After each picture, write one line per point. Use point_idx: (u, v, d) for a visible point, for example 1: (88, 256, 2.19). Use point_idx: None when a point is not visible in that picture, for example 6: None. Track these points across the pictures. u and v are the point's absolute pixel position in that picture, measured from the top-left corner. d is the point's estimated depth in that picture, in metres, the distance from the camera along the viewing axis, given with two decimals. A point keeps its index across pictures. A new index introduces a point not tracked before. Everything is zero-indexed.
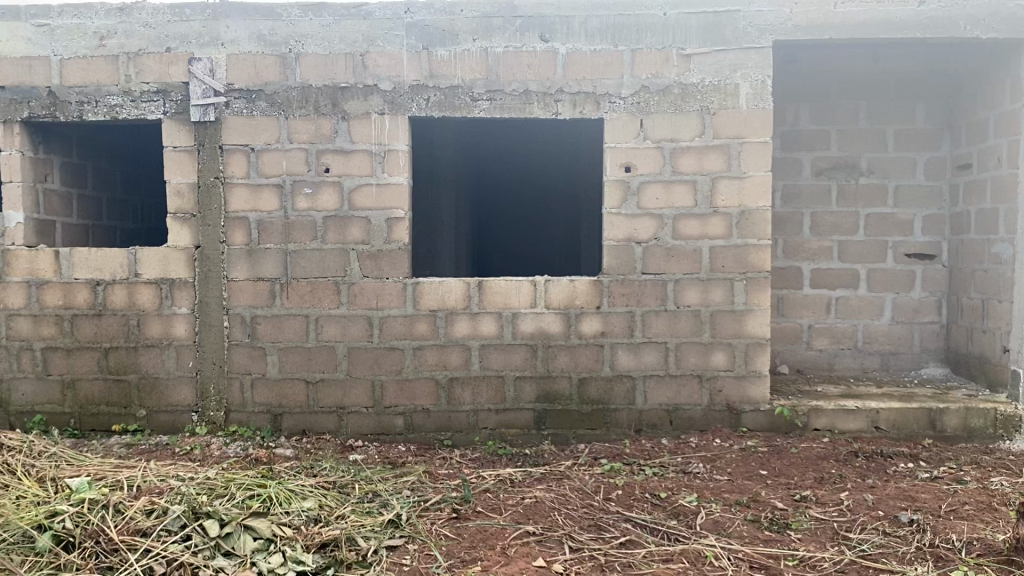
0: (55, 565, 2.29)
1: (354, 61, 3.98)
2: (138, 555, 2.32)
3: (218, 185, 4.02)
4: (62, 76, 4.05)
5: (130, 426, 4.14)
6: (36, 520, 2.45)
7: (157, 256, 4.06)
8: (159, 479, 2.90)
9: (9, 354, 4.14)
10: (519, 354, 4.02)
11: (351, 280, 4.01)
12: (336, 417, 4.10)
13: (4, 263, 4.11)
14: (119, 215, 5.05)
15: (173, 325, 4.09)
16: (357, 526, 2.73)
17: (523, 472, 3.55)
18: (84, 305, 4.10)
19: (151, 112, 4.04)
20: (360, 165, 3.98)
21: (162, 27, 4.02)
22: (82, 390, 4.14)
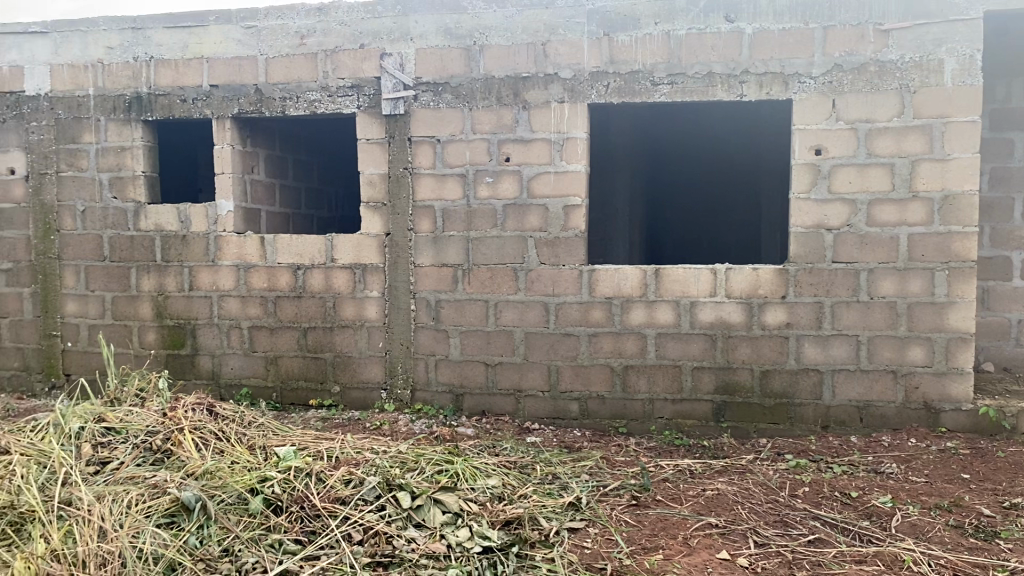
0: (266, 526, 2.47)
1: (536, 50, 4.03)
2: (338, 522, 2.48)
3: (406, 176, 4.20)
4: (268, 75, 4.35)
5: (325, 401, 4.42)
6: (249, 483, 2.64)
7: (351, 242, 4.29)
8: (356, 451, 3.07)
9: (220, 331, 4.51)
10: (698, 344, 3.95)
11: (529, 266, 4.08)
12: (514, 399, 4.19)
13: (217, 248, 4.46)
14: (316, 204, 5.38)
15: (365, 307, 4.32)
16: (539, 506, 2.78)
17: (703, 464, 3.48)
18: (286, 288, 4.40)
19: (347, 107, 4.27)
20: (540, 153, 4.03)
21: (356, 24, 4.24)
22: (283, 366, 4.46)
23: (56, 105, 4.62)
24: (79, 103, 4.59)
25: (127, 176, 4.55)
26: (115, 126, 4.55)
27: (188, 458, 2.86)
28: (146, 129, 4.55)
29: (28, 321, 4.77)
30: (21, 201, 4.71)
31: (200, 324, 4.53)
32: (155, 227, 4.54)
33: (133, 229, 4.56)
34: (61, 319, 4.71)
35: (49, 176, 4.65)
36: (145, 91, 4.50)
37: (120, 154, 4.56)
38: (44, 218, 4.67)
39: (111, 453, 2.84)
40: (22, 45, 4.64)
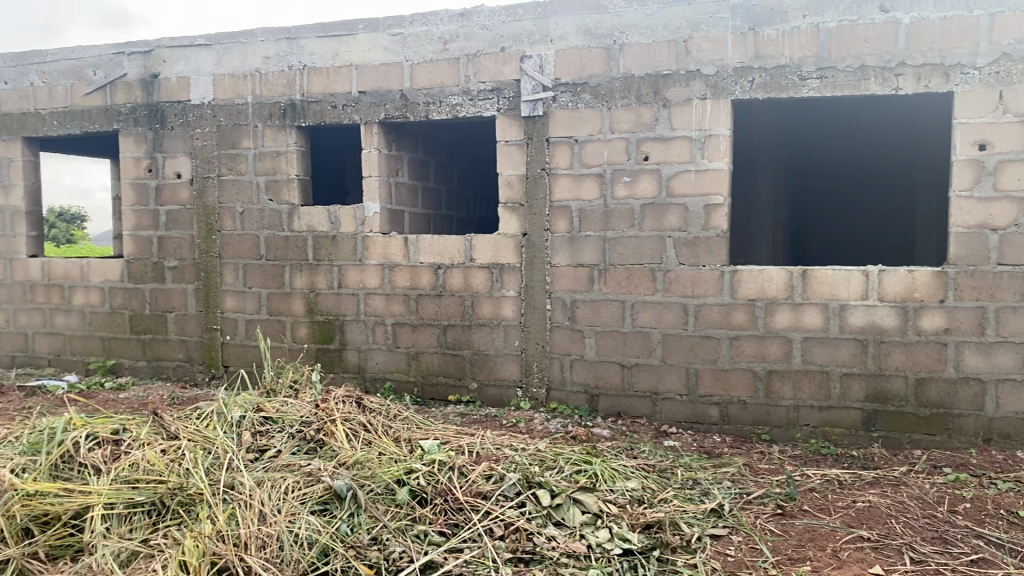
0: (412, 517, 2.55)
1: (678, 47, 3.97)
2: (480, 516, 2.53)
3: (544, 176, 4.23)
4: (413, 80, 4.48)
5: (464, 397, 4.51)
6: (396, 474, 2.73)
7: (490, 242, 4.36)
8: (496, 447, 3.12)
9: (366, 327, 4.69)
10: (847, 349, 3.79)
11: (667, 266, 4.03)
12: (651, 402, 4.14)
13: (363, 248, 4.64)
14: (455, 205, 5.50)
15: (502, 306, 4.38)
16: (679, 511, 2.74)
17: (853, 474, 3.34)
18: (427, 286, 4.52)
19: (487, 109, 4.34)
20: (680, 151, 3.96)
21: (497, 28, 4.31)
22: (424, 362, 4.59)
23: (218, 113, 4.92)
24: (239, 111, 4.87)
25: (282, 179, 4.80)
26: (271, 131, 4.81)
27: (339, 448, 2.99)
28: (299, 134, 4.78)
29: (192, 315, 5.10)
30: (186, 203, 5.04)
31: (347, 320, 4.72)
32: (306, 228, 4.76)
33: (286, 229, 4.80)
34: (220, 314, 5.01)
35: (212, 179, 4.96)
36: (299, 98, 4.73)
37: (275, 158, 4.81)
38: (207, 219, 4.98)
39: (269, 441, 3.00)
40: (189, 58, 4.96)
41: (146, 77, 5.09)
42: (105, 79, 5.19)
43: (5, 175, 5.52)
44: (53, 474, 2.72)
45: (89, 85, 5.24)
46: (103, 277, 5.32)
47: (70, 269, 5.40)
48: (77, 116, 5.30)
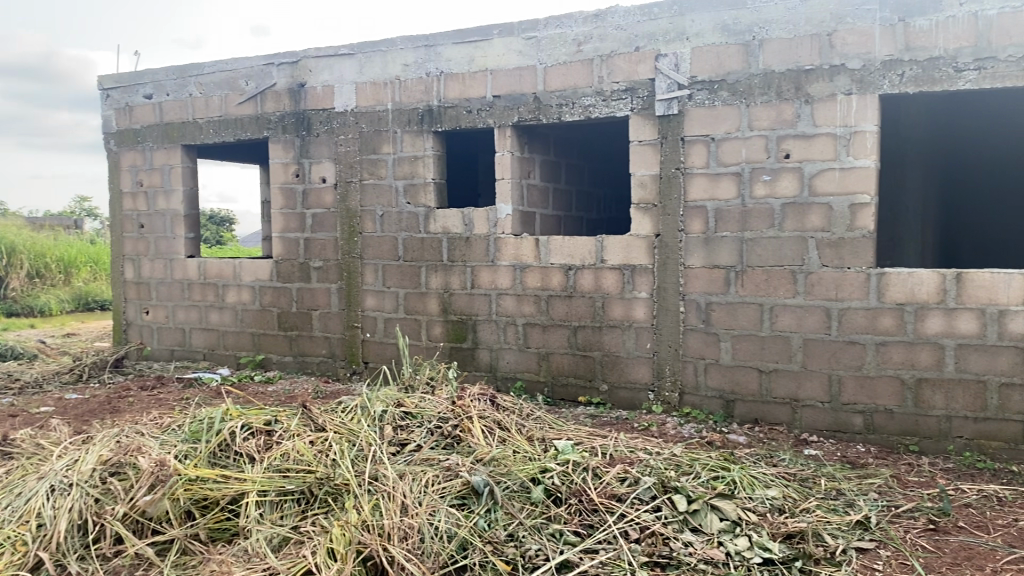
0: (547, 515, 2.57)
1: (821, 42, 3.83)
2: (615, 518, 2.52)
3: (679, 176, 4.17)
4: (546, 82, 4.52)
5: (594, 399, 4.50)
6: (531, 473, 2.77)
7: (622, 243, 4.34)
8: (630, 450, 3.11)
9: (498, 327, 4.75)
10: (1007, 357, 3.55)
11: (809, 269, 3.89)
12: (790, 409, 4.02)
13: (496, 248, 4.71)
14: (586, 206, 5.49)
15: (634, 307, 4.34)
16: (823, 522, 2.65)
17: (1013, 491, 3.13)
18: (559, 287, 4.54)
19: (621, 110, 4.32)
20: (823, 149, 3.82)
21: (632, 28, 4.28)
22: (554, 363, 4.61)
23: (360, 120, 5.11)
24: (379, 117, 5.04)
25: (419, 183, 4.93)
26: (409, 136, 4.95)
27: (475, 444, 3.05)
28: (436, 139, 4.91)
29: (335, 313, 5.32)
30: (330, 206, 5.27)
31: (480, 320, 4.81)
32: (442, 230, 4.87)
33: (423, 231, 4.93)
34: (361, 312, 5.20)
35: (353, 183, 5.15)
36: (436, 103, 4.85)
37: (412, 163, 4.95)
38: (349, 221, 5.19)
39: (409, 435, 3.10)
40: (333, 67, 5.18)
41: (293, 86, 5.34)
42: (256, 89, 5.48)
43: (167, 181, 5.92)
44: (212, 461, 2.89)
45: (242, 95, 5.55)
46: (254, 276, 5.62)
47: (224, 269, 5.73)
48: (231, 124, 5.62)
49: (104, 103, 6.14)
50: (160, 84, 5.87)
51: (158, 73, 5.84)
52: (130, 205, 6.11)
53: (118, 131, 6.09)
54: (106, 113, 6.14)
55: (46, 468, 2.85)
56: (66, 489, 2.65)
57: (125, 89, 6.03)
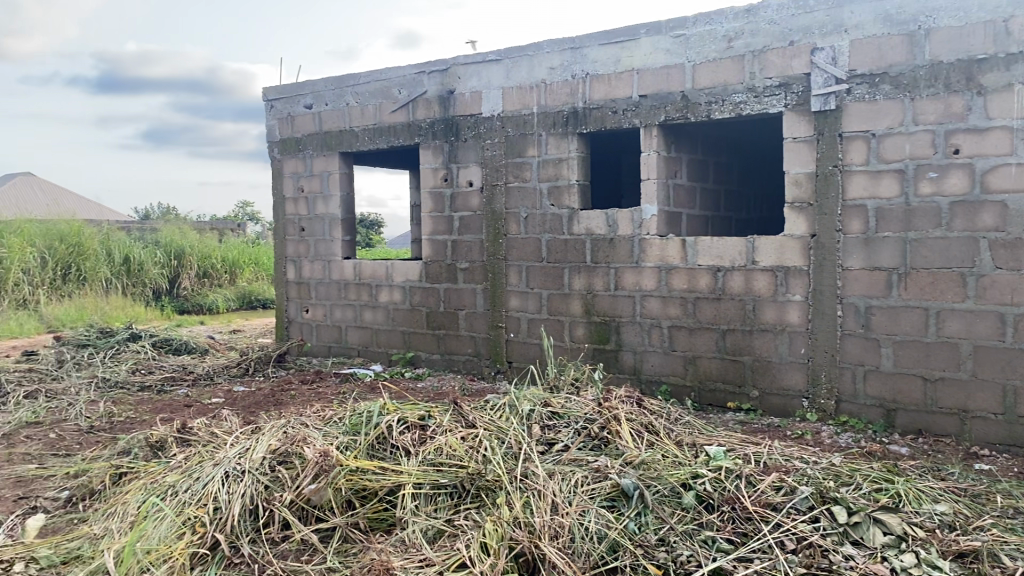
0: (698, 522, 2.53)
1: (996, 29, 3.58)
2: (770, 527, 2.46)
3: (836, 174, 4.00)
4: (695, 80, 4.44)
5: (744, 405, 4.39)
6: (682, 477, 2.74)
7: (774, 244, 4.20)
8: (784, 458, 3.02)
9: (643, 329, 4.71)
10: None
11: (981, 271, 3.65)
12: (958, 420, 3.78)
13: (642, 249, 4.66)
14: (735, 206, 5.35)
15: (787, 311, 4.20)
16: (999, 541, 2.48)
17: None
18: (707, 289, 4.46)
19: (773, 106, 4.19)
20: (998, 143, 3.58)
21: (786, 22, 4.15)
22: (702, 367, 4.52)
23: (507, 123, 5.19)
24: (526, 120, 5.10)
25: (564, 185, 4.96)
26: (555, 139, 4.98)
27: (624, 447, 3.04)
28: (581, 140, 4.92)
29: (481, 314, 5.43)
30: (477, 209, 5.38)
31: (625, 322, 4.78)
32: (586, 231, 4.87)
33: (567, 233, 4.95)
34: (506, 313, 5.28)
35: (500, 186, 5.24)
36: (582, 105, 4.86)
37: (558, 165, 4.98)
38: (495, 224, 5.27)
39: (557, 436, 3.12)
40: (481, 73, 5.30)
41: (443, 93, 5.49)
42: (408, 97, 5.68)
43: (324, 186, 6.21)
44: (370, 453, 3.02)
45: (395, 103, 5.76)
46: (405, 277, 5.82)
47: (376, 270, 5.96)
48: (384, 131, 5.84)
49: (269, 114, 6.52)
50: (319, 95, 6.18)
51: (318, 84, 6.15)
52: (291, 210, 6.46)
53: (281, 140, 6.45)
54: (271, 123, 6.52)
55: (220, 455, 3.05)
56: (239, 474, 2.84)
57: (288, 100, 6.38)
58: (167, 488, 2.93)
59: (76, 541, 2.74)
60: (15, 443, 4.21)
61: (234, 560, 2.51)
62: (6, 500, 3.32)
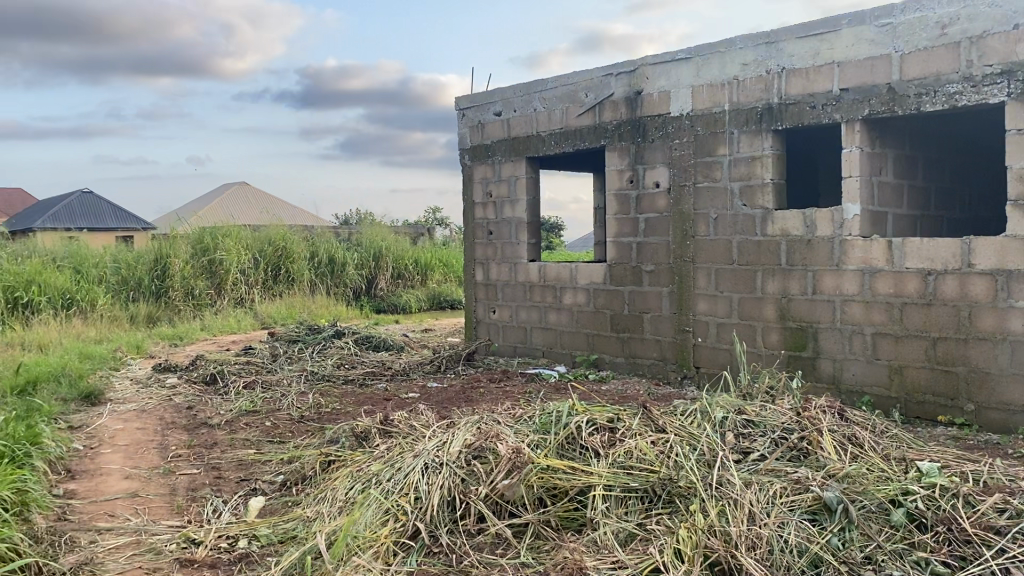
0: (909, 542, 2.38)
1: None
2: (993, 552, 2.27)
3: None
4: (903, 71, 4.17)
5: (957, 419, 4.08)
6: (891, 494, 2.58)
7: (995, 246, 3.87)
8: (1008, 479, 2.77)
9: (842, 336, 4.48)
10: None
11: None
12: None
13: (842, 251, 4.43)
14: (947, 204, 4.98)
15: (1009, 319, 3.86)
16: None
17: None
18: (915, 294, 4.17)
19: (994, 96, 3.86)
20: None
21: (1011, 3, 3.80)
22: (909, 377, 4.24)
23: (697, 123, 5.09)
24: (716, 119, 4.99)
25: (756, 185, 4.80)
26: (747, 137, 4.84)
27: (826, 459, 2.90)
28: (775, 138, 4.74)
29: (667, 317, 5.35)
30: (664, 211, 5.31)
31: (823, 328, 4.56)
32: (780, 232, 4.69)
33: (760, 234, 4.79)
34: (694, 316, 5.18)
35: (688, 187, 5.14)
36: (776, 101, 4.69)
37: (750, 164, 4.82)
38: (683, 226, 5.19)
39: (752, 444, 3.03)
40: (670, 72, 5.23)
41: (630, 94, 5.46)
42: (595, 100, 5.69)
43: (513, 191, 6.35)
44: (560, 452, 3.05)
45: (581, 106, 5.79)
46: (589, 279, 5.84)
47: (562, 272, 6.02)
48: (571, 135, 5.89)
49: (461, 123, 6.77)
50: (508, 101, 6.34)
51: (508, 91, 6.30)
52: (481, 213, 6.65)
53: (472, 147, 6.67)
54: (462, 131, 6.75)
55: (418, 447, 3.20)
56: (437, 467, 2.96)
57: (479, 108, 6.59)
58: (371, 477, 3.10)
59: (291, 522, 2.96)
60: (237, 429, 4.60)
61: (433, 549, 2.62)
62: (230, 480, 3.64)
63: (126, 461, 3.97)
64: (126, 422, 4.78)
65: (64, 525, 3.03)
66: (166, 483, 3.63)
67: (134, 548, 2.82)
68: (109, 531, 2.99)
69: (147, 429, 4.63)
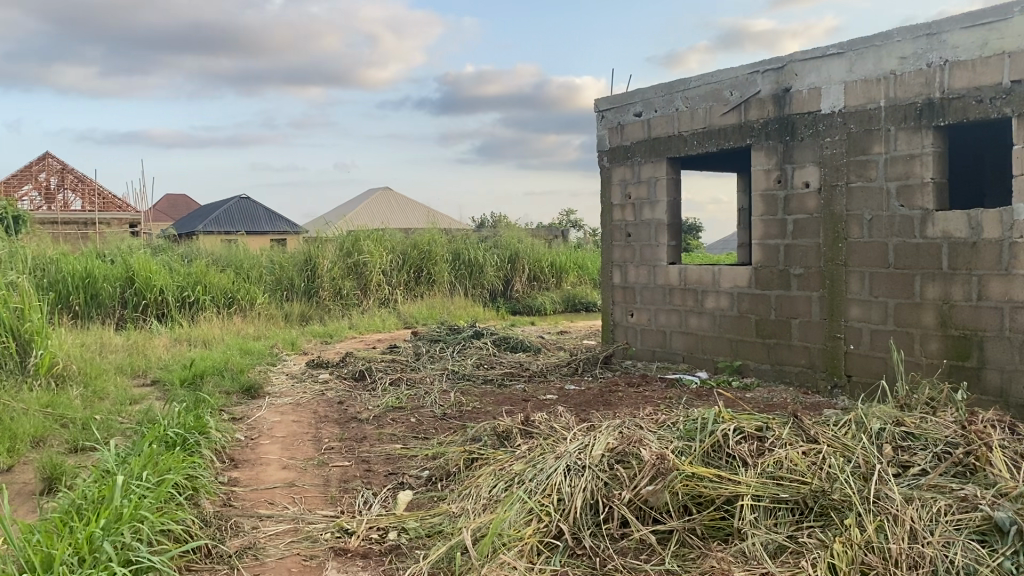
0: None
1: None
2: None
3: None
4: None
5: None
6: None
7: None
8: None
9: (1012, 345, 4.18)
10: None
11: None
12: None
13: (1012, 255, 4.14)
14: None
15: None
16: None
17: None
18: None
19: None
20: None
21: None
22: None
23: (849, 121, 4.88)
24: (871, 116, 4.76)
25: (916, 184, 4.55)
26: (905, 134, 4.60)
27: (996, 475, 2.70)
28: (937, 134, 4.48)
29: (816, 323, 5.15)
30: (813, 212, 5.11)
31: (989, 337, 4.27)
32: (942, 234, 4.43)
33: (919, 236, 4.54)
34: (845, 322, 4.97)
35: (840, 187, 4.94)
36: (938, 96, 4.43)
37: (909, 163, 4.58)
38: (834, 228, 4.98)
39: (913, 458, 2.88)
40: (821, 68, 5.04)
41: (778, 92, 5.30)
42: (740, 99, 5.55)
43: (653, 192, 6.28)
44: (705, 460, 3.00)
45: (726, 105, 5.66)
46: (733, 283, 5.70)
47: (705, 276, 5.91)
48: (714, 135, 5.77)
49: (600, 125, 6.76)
50: (649, 102, 6.28)
51: (649, 91, 6.25)
52: (620, 215, 6.61)
53: (611, 149, 6.65)
54: (601, 133, 6.75)
55: (561, 449, 3.22)
56: (580, 469, 2.97)
57: (619, 110, 6.57)
58: (514, 476, 3.15)
59: (438, 517, 3.04)
60: (383, 424, 4.76)
61: (576, 551, 2.63)
62: (379, 474, 3.77)
63: (283, 452, 4.19)
64: (282, 415, 5.04)
65: (229, 510, 3.22)
66: (320, 474, 3.81)
67: (292, 536, 2.98)
68: (269, 518, 3.16)
69: (302, 422, 4.87)
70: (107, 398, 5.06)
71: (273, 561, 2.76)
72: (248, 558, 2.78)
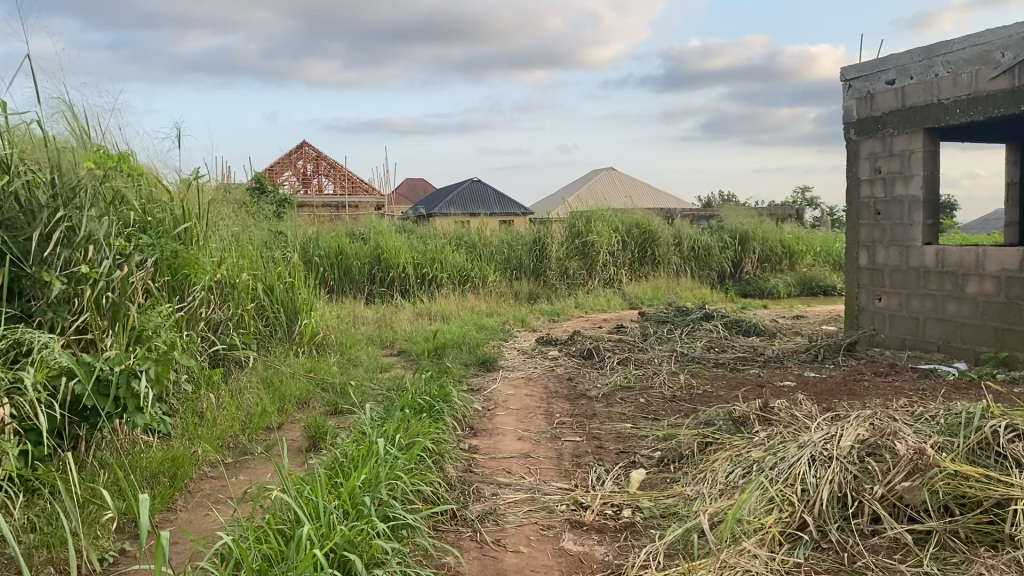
0: None
1: None
2: None
3: None
4: None
5: None
6: None
7: None
8: None
9: None
10: None
11: None
12: None
13: None
14: None
15: None
16: None
17: None
18: None
19: None
20: None
21: None
22: None
23: None
24: None
25: None
26: None
27: None
28: None
29: None
30: None
31: None
32: None
33: None
34: None
35: None
36: None
37: None
38: None
39: None
40: None
41: None
42: (1015, 60, 4.98)
43: (906, 166, 5.79)
44: (970, 458, 2.75)
45: (997, 68, 5.11)
46: (1000, 266, 5.14)
47: (966, 258, 5.38)
48: (980, 101, 5.21)
49: (848, 95, 6.36)
50: (905, 69, 5.82)
51: (906, 57, 5.79)
52: (868, 192, 6.18)
53: (859, 120, 6.22)
54: (849, 103, 6.34)
55: (805, 437, 3.08)
56: (826, 460, 2.84)
57: (869, 78, 6.14)
58: (753, 462, 3.06)
59: (673, 498, 3.01)
60: (613, 402, 4.79)
61: (821, 544, 2.50)
62: (611, 451, 3.80)
63: (518, 424, 4.33)
64: (516, 388, 5.22)
65: (471, 476, 3.38)
66: (553, 447, 3.90)
67: (529, 505, 3.07)
68: (508, 486, 3.28)
69: (535, 396, 5.01)
70: (360, 366, 5.49)
71: (512, 527, 2.86)
72: (490, 523, 2.90)
